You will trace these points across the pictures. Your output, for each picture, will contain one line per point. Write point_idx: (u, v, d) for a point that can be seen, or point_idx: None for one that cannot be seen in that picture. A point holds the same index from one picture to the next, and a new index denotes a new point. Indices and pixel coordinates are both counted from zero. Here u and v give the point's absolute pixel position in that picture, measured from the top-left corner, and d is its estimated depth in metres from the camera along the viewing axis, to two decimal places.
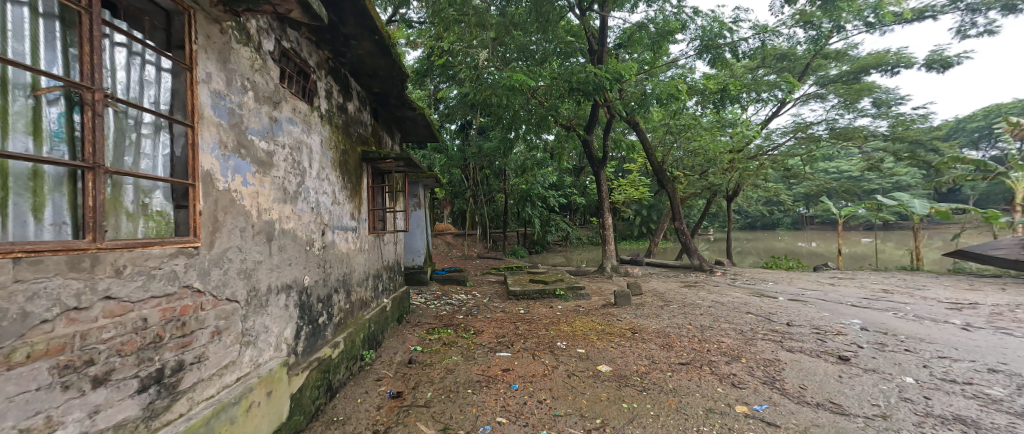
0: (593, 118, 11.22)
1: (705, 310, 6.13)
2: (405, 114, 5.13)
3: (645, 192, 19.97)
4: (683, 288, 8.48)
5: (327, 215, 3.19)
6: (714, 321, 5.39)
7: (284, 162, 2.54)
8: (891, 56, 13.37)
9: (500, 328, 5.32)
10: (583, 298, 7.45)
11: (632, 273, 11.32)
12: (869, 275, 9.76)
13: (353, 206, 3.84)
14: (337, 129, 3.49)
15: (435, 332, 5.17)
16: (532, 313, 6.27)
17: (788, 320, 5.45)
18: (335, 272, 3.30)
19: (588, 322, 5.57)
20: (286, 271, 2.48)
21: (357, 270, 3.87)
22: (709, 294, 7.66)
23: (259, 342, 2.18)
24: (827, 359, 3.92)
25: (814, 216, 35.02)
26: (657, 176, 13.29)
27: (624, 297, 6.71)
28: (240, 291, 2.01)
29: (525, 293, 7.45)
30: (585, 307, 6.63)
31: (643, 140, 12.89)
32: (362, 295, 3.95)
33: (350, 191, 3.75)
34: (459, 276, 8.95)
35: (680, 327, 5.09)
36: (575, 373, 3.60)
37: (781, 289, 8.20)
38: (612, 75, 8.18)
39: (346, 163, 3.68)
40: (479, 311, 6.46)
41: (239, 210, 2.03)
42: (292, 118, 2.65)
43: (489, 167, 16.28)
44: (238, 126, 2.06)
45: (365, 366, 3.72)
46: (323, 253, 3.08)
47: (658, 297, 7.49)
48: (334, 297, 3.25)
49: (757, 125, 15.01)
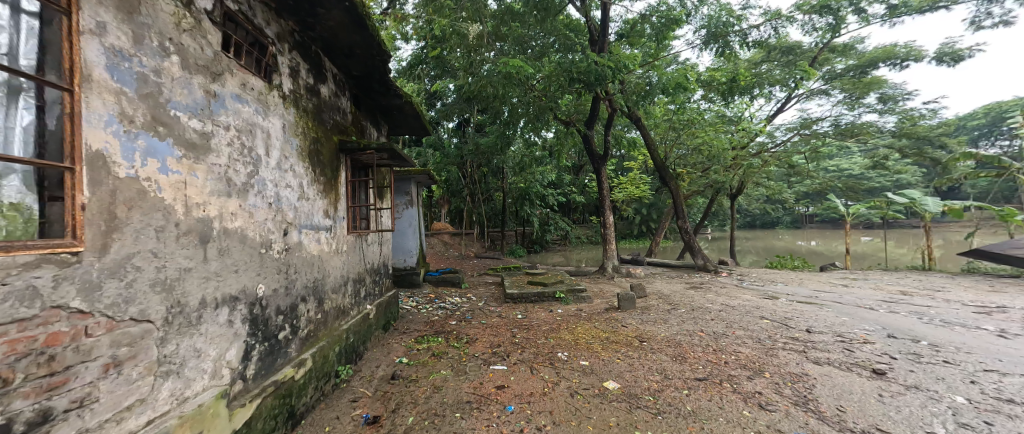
0: (593, 112, 10.78)
1: (716, 314, 5.72)
2: (392, 103, 4.70)
3: (646, 190, 19.59)
4: (689, 290, 8.07)
5: (292, 212, 2.75)
6: (729, 327, 4.97)
7: (230, 147, 2.10)
8: (899, 49, 12.96)
9: (496, 336, 4.89)
10: (584, 301, 7.01)
11: (634, 274, 10.90)
12: (882, 275, 9.35)
13: (328, 202, 3.40)
14: (307, 113, 3.05)
15: (425, 340, 4.74)
16: (530, 319, 5.84)
17: (808, 326, 5.04)
18: (302, 278, 2.85)
19: (591, 329, 5.15)
20: (230, 280, 2.05)
21: (333, 275, 3.43)
22: (717, 296, 7.25)
23: (186, 371, 1.74)
24: (860, 372, 3.50)
25: (814, 215, 34.73)
26: (659, 173, 12.87)
27: (628, 300, 6.30)
28: (155, 308, 1.58)
29: (524, 296, 7.01)
30: (587, 311, 6.19)
31: (646, 136, 12.44)
32: (339, 302, 3.52)
33: (324, 185, 3.30)
34: (453, 277, 8.52)
35: (692, 335, 4.65)
36: (578, 392, 3.17)
37: (793, 290, 7.78)
38: (614, 65, 7.77)
39: (318, 152, 3.24)
40: (474, 317, 6.03)
41: (152, 204, 1.59)
42: (241, 95, 2.21)
43: (486, 164, 15.85)
44: (154, 97, 1.62)
45: (341, 383, 3.29)
46: (286, 257, 2.64)
47: (663, 299, 7.06)
48: (300, 307, 2.81)
49: (762, 121, 14.61)
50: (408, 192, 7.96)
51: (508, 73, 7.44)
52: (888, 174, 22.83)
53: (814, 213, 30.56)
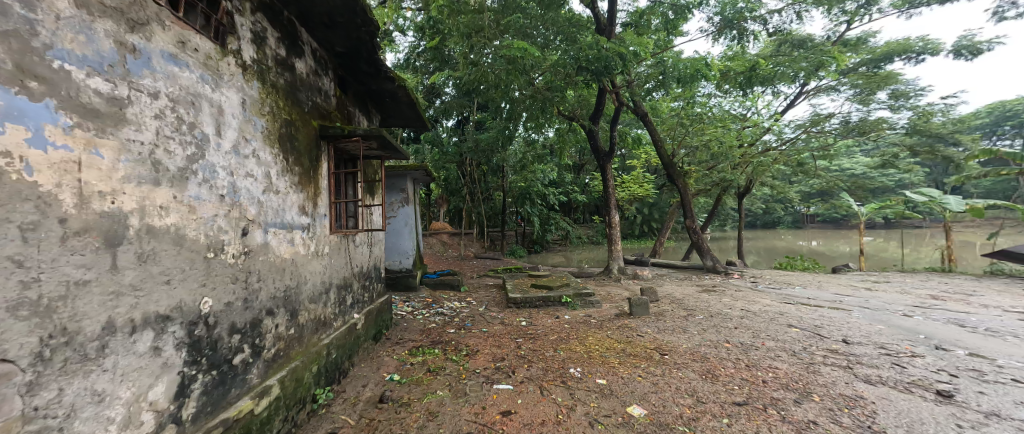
0: (599, 106, 10.33)
1: (738, 322, 5.24)
2: (383, 87, 4.21)
3: (649, 189, 19.13)
4: (702, 294, 7.60)
5: (254, 208, 2.25)
6: (756, 338, 4.49)
7: (160, 121, 1.62)
8: (915, 43, 12.38)
9: (499, 347, 4.41)
10: (593, 306, 6.53)
11: (641, 275, 10.43)
12: (903, 278, 8.88)
13: (305, 197, 2.90)
14: (277, 90, 2.56)
15: (420, 352, 4.25)
16: (535, 326, 5.36)
17: (844, 336, 4.56)
18: (268, 288, 2.36)
19: (605, 338, 4.66)
20: (157, 295, 1.56)
21: (310, 282, 2.94)
22: (734, 301, 6.77)
23: (78, 423, 1.26)
24: (922, 395, 3.02)
25: (816, 214, 34.36)
26: (666, 171, 12.39)
27: (640, 306, 5.83)
28: (16, 341, 1.10)
29: (529, 301, 6.54)
30: (596, 318, 5.72)
31: (653, 132, 11.97)
32: (318, 314, 3.03)
33: (299, 177, 2.81)
34: (451, 279, 8.05)
35: (718, 347, 4.17)
36: (598, 420, 2.69)
37: (813, 294, 7.32)
38: (626, 51, 7.21)
39: (292, 137, 2.75)
40: (474, 324, 5.56)
41: (11, 191, 1.11)
42: (177, 56, 1.72)
43: (486, 163, 15.38)
44: (17, 37, 1.14)
45: (319, 410, 2.80)
46: (246, 262, 2.16)
47: (677, 304, 6.58)
48: (266, 322, 2.32)
49: (771, 116, 14.14)
50: (404, 188, 7.48)
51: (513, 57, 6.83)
52: (896, 172, 22.38)
53: (817, 212, 30.13)
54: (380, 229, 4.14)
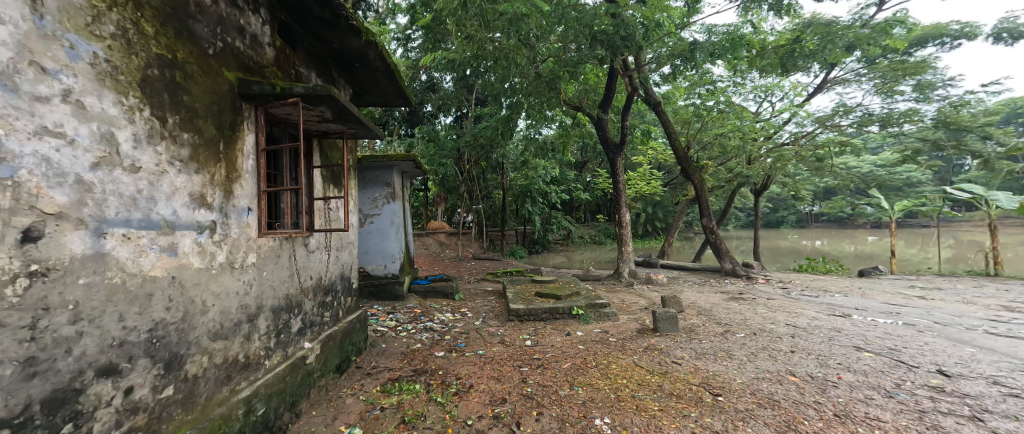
0: (610, 89, 9.39)
1: (792, 343, 4.27)
2: (347, 45, 3.24)
3: (657, 187, 18.18)
4: (732, 303, 6.64)
5: (66, 193, 1.27)
6: (828, 368, 3.52)
7: None
8: (953, 26, 11.07)
9: (498, 381, 3.42)
10: (609, 320, 5.58)
11: (656, 280, 9.44)
12: (953, 283, 7.91)
13: (205, 182, 1.92)
14: (138, 5, 1.59)
15: (396, 389, 3.26)
16: (543, 348, 4.38)
17: (937, 366, 3.58)
18: (104, 330, 1.39)
19: (632, 368, 3.66)
20: None
21: (215, 311, 1.95)
22: (773, 313, 5.80)
23: None
24: None
25: (821, 212, 33.42)
26: (680, 166, 11.40)
27: (668, 321, 4.85)
28: None
29: (534, 313, 5.56)
30: (615, 337, 4.76)
31: (666, 124, 11.00)
32: (231, 355, 2.05)
33: (193, 150, 1.84)
34: (445, 286, 7.08)
35: (785, 384, 3.19)
36: None
37: (861, 304, 6.33)
38: (650, 16, 6.11)
39: (179, 86, 1.78)
40: (469, 343, 4.59)
41: None
42: None
43: (484, 158, 14.43)
44: None
45: None
46: (41, 293, 1.19)
47: (708, 317, 5.61)
48: (93, 392, 1.35)
49: (792, 106, 13.18)
50: (389, 182, 6.55)
51: (519, 18, 5.58)
52: (912, 171, 21.40)
53: (826, 211, 29.17)
54: (343, 229, 3.15)
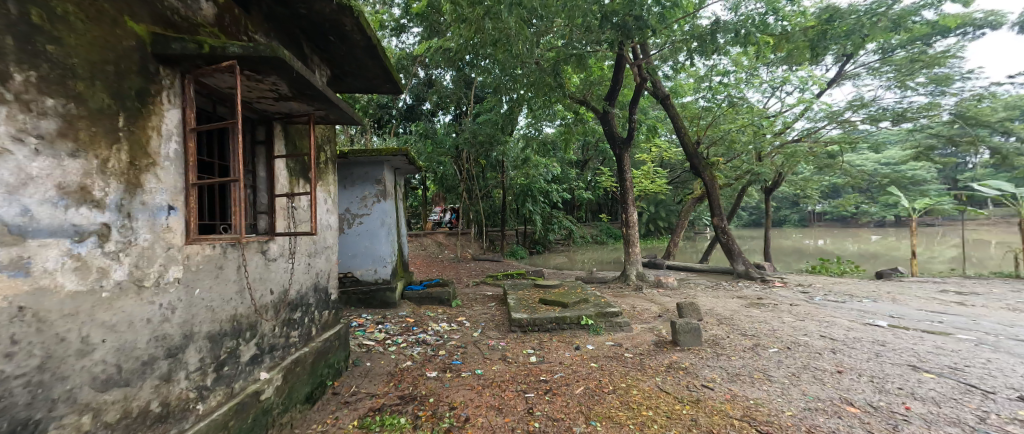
0: (616, 80, 8.85)
1: (837, 361, 3.72)
2: (314, 10, 2.69)
3: (662, 185, 17.63)
4: (755, 310, 6.09)
5: None
6: (889, 395, 2.99)
7: None
8: (976, 15, 10.47)
9: (499, 413, 2.88)
10: (621, 331, 5.03)
11: (665, 283, 8.89)
12: (985, 286, 7.38)
13: (89, 168, 1.37)
14: None
15: (376, 424, 2.70)
16: (550, 367, 3.82)
17: (1015, 392, 3.04)
18: None
19: (657, 395, 3.10)
20: None
21: (107, 349, 1.40)
22: (802, 322, 5.26)
23: None
24: None
25: (824, 211, 32.90)
26: (690, 162, 10.85)
27: (691, 335, 4.30)
28: None
29: (539, 324, 5.00)
30: (632, 352, 4.21)
31: (675, 118, 10.46)
32: (135, 408, 1.51)
33: (62, 123, 1.29)
34: (440, 291, 6.52)
35: (844, 419, 2.64)
36: None
37: (896, 311, 5.77)
38: None
39: (35, 32, 1.23)
40: (465, 360, 4.04)
41: None
42: None
43: (483, 156, 13.89)
44: None
45: None
46: None
47: (731, 327, 5.06)
48: None
49: (804, 100, 12.62)
50: (380, 179, 6.03)
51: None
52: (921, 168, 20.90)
53: (829, 210, 28.63)
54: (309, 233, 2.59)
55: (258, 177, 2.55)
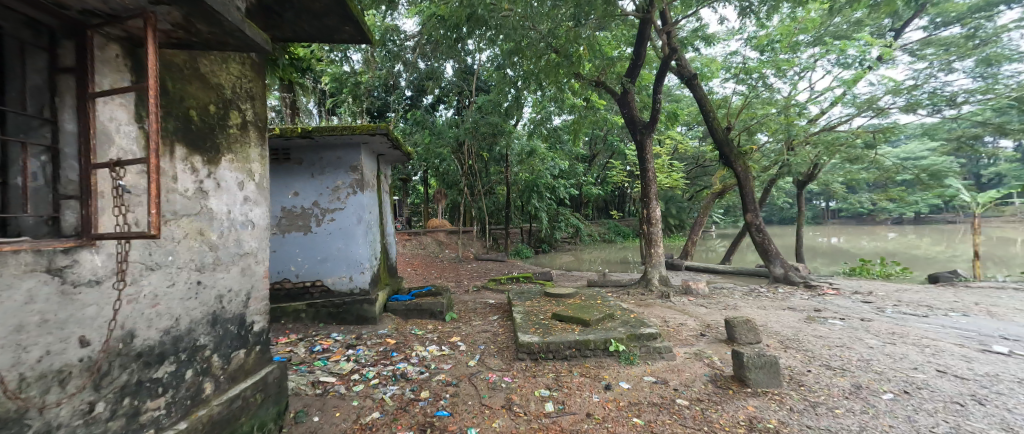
0: (638, 56, 7.54)
1: (999, 421, 2.54)
2: None
3: (679, 179, 16.32)
4: (822, 328, 4.88)
5: None
6: None
7: None
8: None
9: None
10: (662, 359, 3.86)
11: (695, 290, 7.65)
12: None
13: None
14: None
15: None
16: (575, 426, 2.64)
17: None
18: None
19: None
20: None
21: None
22: (896, 347, 4.05)
23: None
24: None
25: (841, 209, 31.33)
26: (720, 151, 9.61)
27: (768, 373, 3.11)
28: None
29: (555, 349, 3.85)
30: (688, 397, 3.04)
31: (702, 101, 9.21)
32: None
33: None
34: (430, 302, 5.37)
35: None
36: None
37: (1007, 331, 4.53)
38: None
39: None
40: (453, 411, 2.87)
41: None
42: None
43: (486, 149, 12.71)
44: None
45: None
46: None
47: (807, 354, 3.87)
48: None
49: (843, 82, 11.31)
50: (356, 166, 4.90)
51: None
52: None
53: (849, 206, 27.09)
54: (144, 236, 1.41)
55: (64, 133, 1.42)
